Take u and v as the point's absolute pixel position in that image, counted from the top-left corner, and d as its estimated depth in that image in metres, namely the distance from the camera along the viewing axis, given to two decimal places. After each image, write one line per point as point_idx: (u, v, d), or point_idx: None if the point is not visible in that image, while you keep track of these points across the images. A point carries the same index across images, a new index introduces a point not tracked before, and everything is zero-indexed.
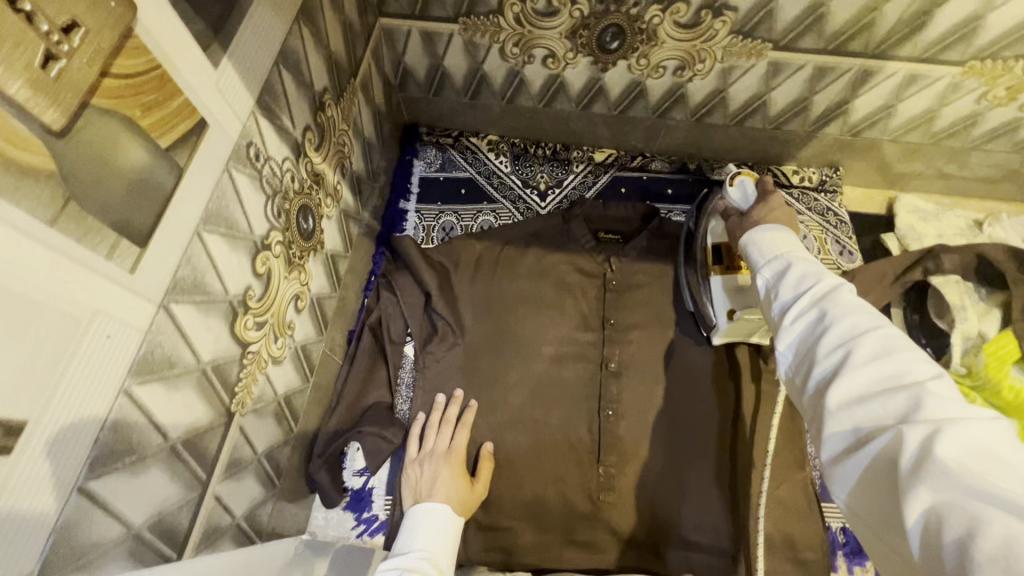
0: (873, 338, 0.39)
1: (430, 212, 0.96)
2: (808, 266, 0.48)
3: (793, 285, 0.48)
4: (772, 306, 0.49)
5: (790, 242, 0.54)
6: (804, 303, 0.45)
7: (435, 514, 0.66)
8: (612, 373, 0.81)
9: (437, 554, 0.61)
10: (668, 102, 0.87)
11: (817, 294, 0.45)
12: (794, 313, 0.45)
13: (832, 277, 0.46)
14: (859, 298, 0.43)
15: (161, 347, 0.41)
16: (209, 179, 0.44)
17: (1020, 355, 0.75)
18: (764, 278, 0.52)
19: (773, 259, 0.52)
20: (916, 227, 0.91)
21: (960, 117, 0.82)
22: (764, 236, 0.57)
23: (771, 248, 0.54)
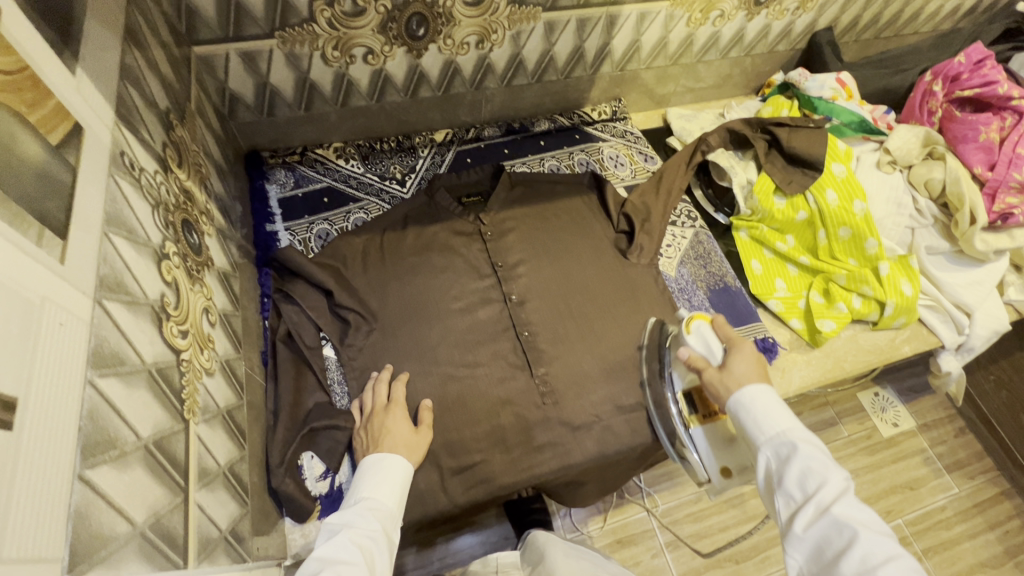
0: (888, 569, 0.49)
1: (301, 226, 0.98)
2: (809, 457, 0.59)
3: (799, 481, 0.58)
4: (781, 496, 0.60)
5: (781, 414, 0.65)
6: (814, 511, 0.56)
7: (384, 462, 0.70)
8: (516, 303, 0.94)
9: (384, 500, 0.67)
10: (480, 74, 1.02)
11: (827, 502, 0.55)
12: (807, 520, 0.56)
13: (834, 478, 0.57)
14: (863, 512, 0.55)
15: (108, 342, 0.41)
16: (99, 183, 0.44)
17: (776, 187, 1.04)
18: (766, 458, 0.63)
19: (774, 437, 0.63)
20: (686, 127, 1.20)
21: (682, 40, 1.11)
22: (749, 398, 0.66)
23: (767, 422, 0.64)
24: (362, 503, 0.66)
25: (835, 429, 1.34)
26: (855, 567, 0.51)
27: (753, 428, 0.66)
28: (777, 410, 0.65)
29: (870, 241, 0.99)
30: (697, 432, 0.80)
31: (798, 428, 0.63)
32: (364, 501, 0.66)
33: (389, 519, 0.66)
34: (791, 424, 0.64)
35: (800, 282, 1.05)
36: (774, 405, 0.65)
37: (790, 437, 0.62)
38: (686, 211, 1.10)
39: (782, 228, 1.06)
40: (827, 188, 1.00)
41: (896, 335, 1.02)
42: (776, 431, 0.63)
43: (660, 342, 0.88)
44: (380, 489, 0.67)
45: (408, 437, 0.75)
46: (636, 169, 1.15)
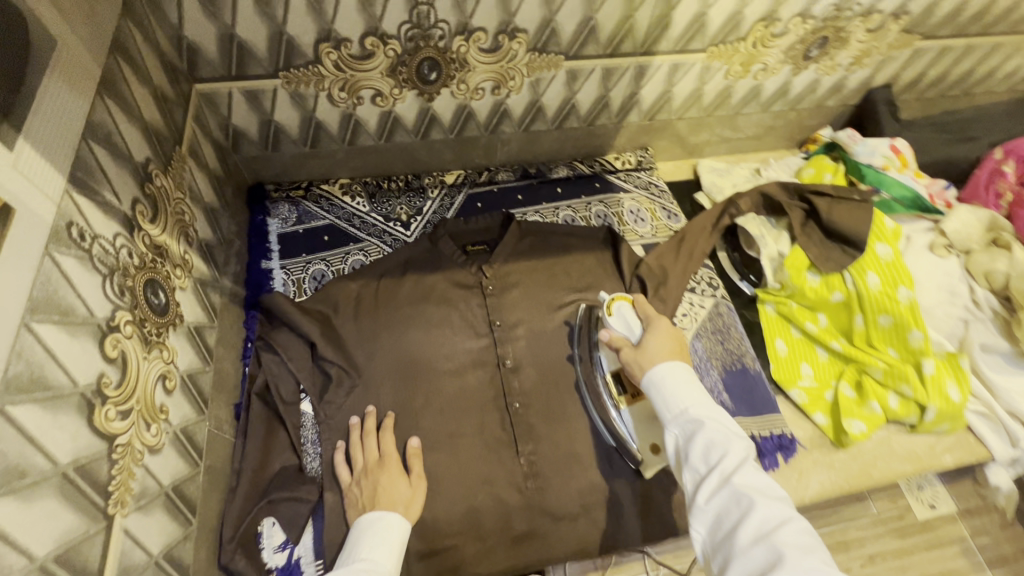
0: (784, 536, 0.48)
1: (297, 265, 0.94)
2: (715, 430, 0.57)
3: (704, 455, 0.55)
4: (686, 471, 0.56)
5: (689, 385, 0.61)
6: (716, 483, 0.53)
7: (382, 521, 0.68)
8: (510, 369, 0.87)
9: (382, 561, 0.64)
10: (495, 119, 0.97)
11: (728, 472, 0.53)
12: (709, 491, 0.53)
13: (737, 450, 0.54)
14: (760, 478, 0.53)
15: (4, 457, 0.37)
16: (29, 268, 0.41)
17: (809, 262, 0.94)
18: (673, 434, 0.60)
19: (681, 412, 0.59)
20: (717, 183, 1.11)
21: (719, 92, 1.03)
22: (662, 374, 0.63)
23: (675, 396, 0.61)
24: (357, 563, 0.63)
25: (854, 506, 1.10)
26: (754, 539, 0.49)
27: (662, 404, 0.62)
28: (685, 385, 0.62)
29: (914, 333, 0.88)
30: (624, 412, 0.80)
31: (704, 400, 0.61)
32: (361, 561, 0.63)
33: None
34: (699, 395, 0.61)
35: (829, 370, 0.94)
36: (682, 378, 0.62)
37: (695, 409, 0.59)
38: (708, 278, 1.01)
39: (813, 308, 0.96)
40: (868, 270, 0.90)
41: (937, 442, 0.90)
42: (682, 405, 0.60)
43: (584, 327, 0.89)
44: (377, 549, 0.65)
45: (404, 496, 0.73)
46: (658, 227, 1.07)
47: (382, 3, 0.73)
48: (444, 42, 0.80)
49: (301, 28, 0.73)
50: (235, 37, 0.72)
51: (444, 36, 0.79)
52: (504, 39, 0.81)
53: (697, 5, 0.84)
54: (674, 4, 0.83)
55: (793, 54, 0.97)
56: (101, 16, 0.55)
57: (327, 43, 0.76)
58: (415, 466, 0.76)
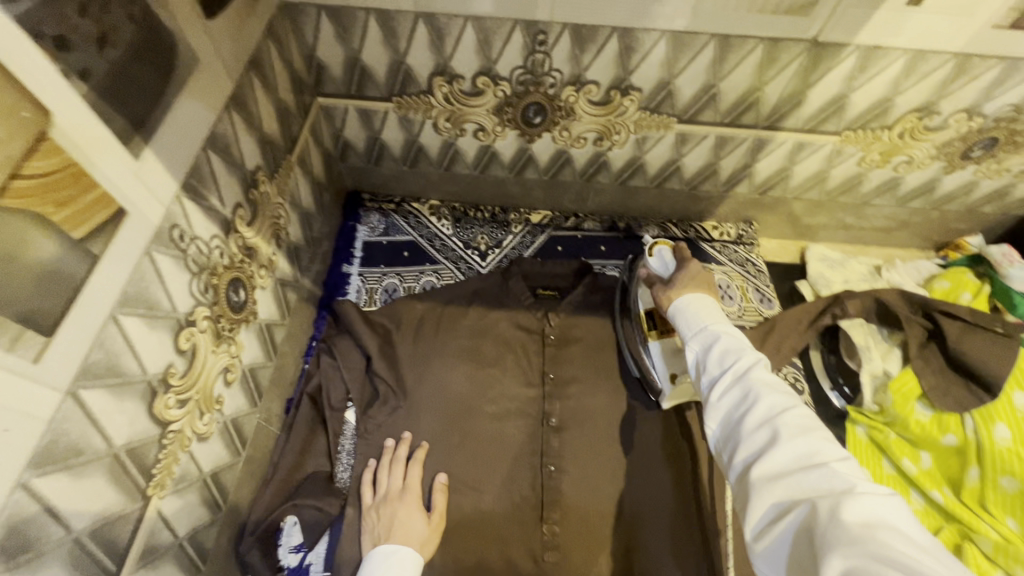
0: (789, 418, 0.47)
1: (374, 275, 0.98)
2: (733, 340, 0.55)
3: (720, 362, 0.54)
4: (701, 378, 0.55)
5: (713, 307, 0.60)
6: (729, 381, 0.52)
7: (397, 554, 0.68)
8: (553, 428, 0.83)
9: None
10: (593, 168, 0.94)
11: (742, 372, 0.51)
12: (721, 388, 0.52)
13: (752, 353, 0.53)
14: (772, 374, 0.51)
15: (67, 436, 0.40)
16: (127, 266, 0.45)
17: (923, 392, 0.82)
18: (693, 350, 0.58)
19: (702, 329, 0.58)
20: (825, 275, 1.00)
21: (847, 177, 0.92)
22: (688, 302, 0.62)
23: (697, 317, 0.60)
24: None
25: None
26: (759, 421, 0.48)
27: (686, 327, 0.61)
28: (711, 312, 0.60)
29: None
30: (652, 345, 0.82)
31: (724, 320, 0.59)
32: None
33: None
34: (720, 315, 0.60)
35: (923, 522, 0.80)
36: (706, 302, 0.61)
37: (717, 326, 0.58)
38: (792, 377, 0.91)
39: (916, 445, 0.83)
40: (997, 420, 0.76)
41: None
42: (703, 322, 0.58)
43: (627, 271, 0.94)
44: None
45: (417, 533, 0.72)
46: (746, 308, 0.98)
47: (500, 45, 0.73)
48: (554, 90, 0.79)
49: (420, 61, 0.76)
50: (359, 62, 0.77)
51: (555, 84, 0.78)
52: (616, 95, 0.79)
53: (838, 84, 0.76)
54: (811, 81, 0.75)
55: (947, 150, 0.85)
56: (245, 38, 0.61)
57: (442, 77, 0.78)
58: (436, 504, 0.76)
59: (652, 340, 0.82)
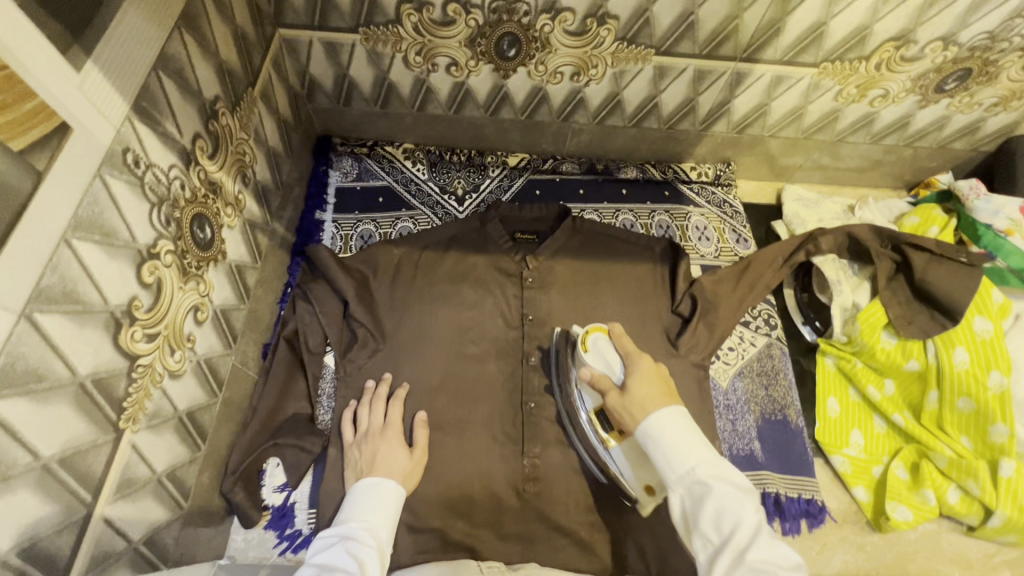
0: None
1: (348, 221, 0.96)
2: (726, 492, 0.50)
3: (713, 524, 0.49)
4: (696, 538, 0.50)
5: (692, 439, 0.54)
6: (731, 561, 0.47)
7: (383, 487, 0.67)
8: (533, 367, 0.84)
9: (378, 524, 0.64)
10: (570, 107, 0.92)
11: (743, 544, 0.47)
12: (723, 567, 0.47)
13: (750, 516, 0.49)
14: (776, 547, 0.47)
15: (25, 359, 0.39)
16: (78, 185, 0.43)
17: (889, 321, 0.84)
18: (679, 496, 0.53)
19: (687, 472, 0.52)
20: (800, 214, 1.01)
21: (824, 113, 0.92)
22: (657, 427, 0.55)
23: (674, 454, 0.53)
24: (355, 523, 0.63)
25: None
26: None
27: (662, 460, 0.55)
28: (688, 439, 0.54)
29: (998, 426, 0.76)
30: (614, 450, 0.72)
31: (709, 452, 0.54)
32: (357, 522, 0.63)
33: (383, 538, 0.62)
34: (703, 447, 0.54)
35: (884, 443, 0.84)
36: (683, 432, 0.54)
37: (701, 469, 0.52)
38: (765, 314, 0.93)
39: (881, 373, 0.86)
40: (958, 344, 0.79)
41: (996, 551, 0.79)
42: (687, 462, 0.53)
43: (559, 353, 0.82)
44: (374, 514, 0.64)
45: (402, 468, 0.72)
46: (722, 249, 0.99)
47: None
48: (528, 18, 0.76)
49: None
50: None
51: (530, 12, 0.75)
52: (592, 23, 0.76)
53: (817, 12, 0.74)
54: (790, 8, 0.74)
55: (922, 83, 0.85)
56: None
57: (410, 4, 0.74)
58: (420, 440, 0.76)
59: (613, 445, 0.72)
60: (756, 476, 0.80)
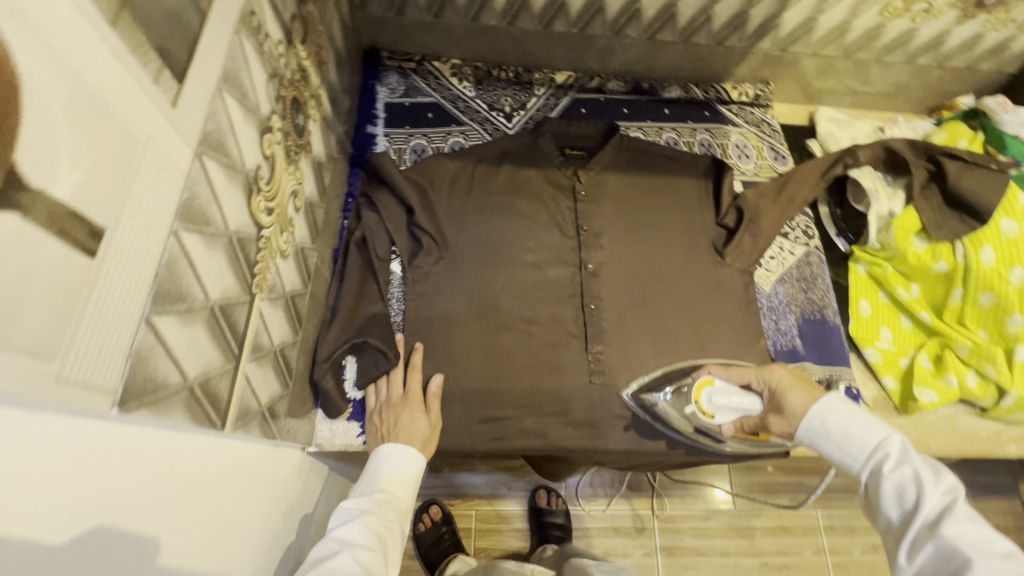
0: None
1: (400, 135, 0.96)
2: (908, 469, 0.50)
3: (899, 500, 0.50)
4: (882, 519, 0.51)
5: (862, 421, 0.55)
6: (920, 539, 0.47)
7: (399, 454, 0.70)
8: (591, 273, 0.88)
9: (400, 495, 0.67)
10: (624, 19, 0.93)
11: (928, 520, 0.47)
12: (911, 546, 0.47)
13: (939, 492, 0.48)
14: (974, 525, 0.45)
15: (199, 199, 0.40)
16: (224, 35, 0.43)
17: (920, 227, 0.90)
18: (861, 477, 0.54)
19: (861, 452, 0.54)
20: (834, 133, 1.05)
21: (866, 29, 0.96)
22: (823, 417, 0.57)
23: (849, 438, 0.55)
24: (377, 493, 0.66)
25: (808, 512, 1.28)
26: None
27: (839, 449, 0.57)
28: (863, 423, 0.55)
29: (1015, 319, 0.84)
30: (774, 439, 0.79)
31: (886, 433, 0.54)
32: (379, 491, 0.66)
33: (403, 509, 0.66)
34: (878, 428, 0.55)
35: (910, 338, 0.92)
36: (851, 415, 0.55)
37: (881, 450, 0.53)
38: (804, 226, 0.98)
39: (909, 277, 0.93)
40: (985, 243, 0.86)
41: (1005, 430, 0.89)
42: (861, 443, 0.54)
43: (645, 412, 0.81)
44: (395, 483, 0.68)
45: (423, 429, 0.74)
46: (761, 166, 1.03)
47: None
48: None
49: None
50: None
51: None
52: None
53: None
54: None
55: None
56: None
57: None
58: (431, 405, 0.77)
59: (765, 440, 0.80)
60: (799, 366, 0.87)
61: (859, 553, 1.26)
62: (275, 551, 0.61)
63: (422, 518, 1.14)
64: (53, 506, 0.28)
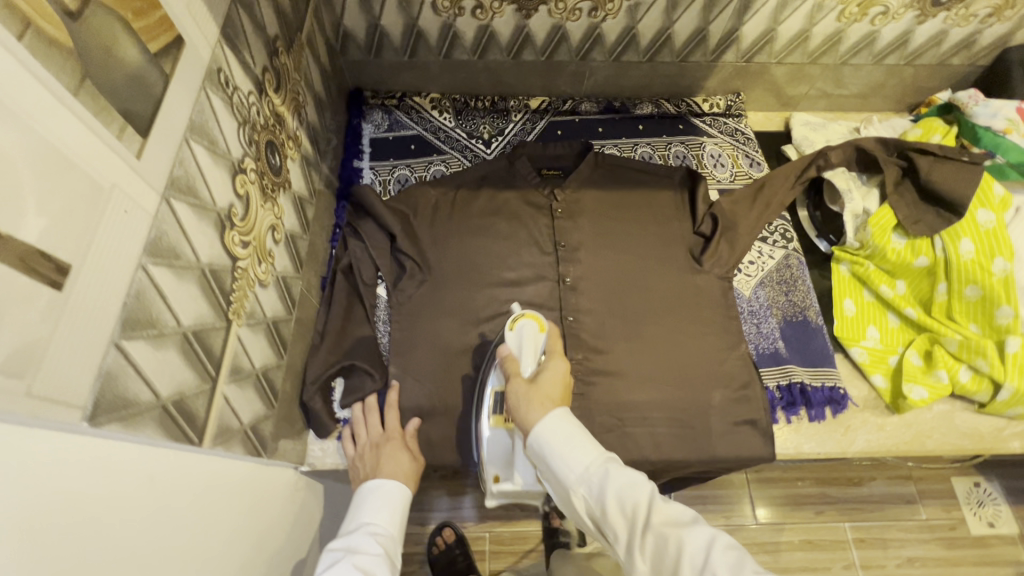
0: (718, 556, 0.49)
1: (384, 167, 1.02)
2: (619, 477, 0.55)
3: (618, 509, 0.54)
4: (608, 529, 0.55)
5: (575, 439, 0.58)
6: (642, 535, 0.52)
7: (383, 489, 0.72)
8: (569, 286, 0.91)
9: (387, 526, 0.69)
10: (588, 44, 0.98)
11: (646, 519, 0.52)
12: (638, 544, 0.53)
13: (643, 487, 0.54)
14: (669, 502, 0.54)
15: (166, 236, 0.45)
16: (189, 93, 0.49)
17: (896, 223, 0.90)
18: (582, 495, 0.56)
19: (581, 470, 0.56)
20: (809, 136, 1.07)
21: (828, 35, 0.98)
22: (553, 423, 0.59)
23: (567, 455, 0.57)
24: (364, 529, 0.67)
25: (835, 526, 1.22)
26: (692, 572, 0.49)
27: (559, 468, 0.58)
28: (574, 437, 0.59)
29: (1004, 310, 0.83)
30: (497, 431, 0.80)
31: (592, 446, 0.58)
32: (365, 527, 0.67)
33: (389, 543, 0.67)
34: (582, 441, 0.59)
35: (898, 335, 0.91)
36: (565, 432, 0.58)
37: (594, 460, 0.57)
38: (782, 229, 0.99)
39: (893, 275, 0.93)
40: (963, 236, 0.86)
41: (1007, 425, 0.86)
42: (577, 463, 0.57)
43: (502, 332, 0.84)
44: (380, 516, 0.69)
45: (404, 464, 0.76)
46: (737, 173, 1.05)
47: None
48: None
49: None
50: None
51: None
52: None
53: None
54: None
55: None
56: None
57: None
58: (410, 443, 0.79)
59: (496, 427, 0.79)
60: (781, 369, 0.88)
61: (891, 569, 1.20)
62: (271, 565, 0.65)
63: (436, 541, 1.14)
64: (40, 505, 0.33)
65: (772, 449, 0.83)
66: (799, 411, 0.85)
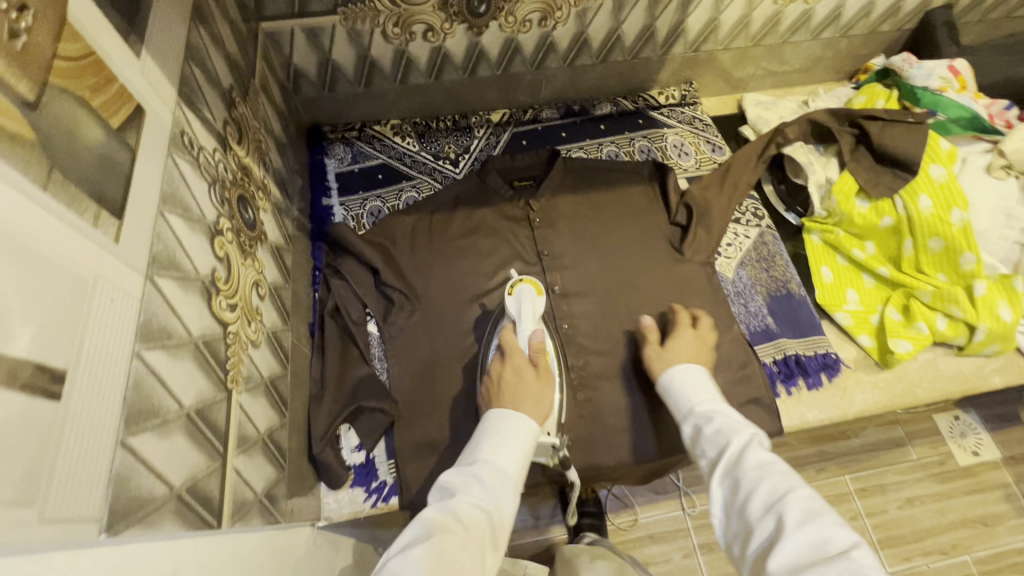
0: (795, 501, 0.50)
1: (355, 201, 1.00)
2: (724, 419, 0.64)
3: (713, 438, 0.62)
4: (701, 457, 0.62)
5: (700, 387, 0.71)
6: (727, 466, 0.58)
7: (505, 422, 0.65)
8: (559, 294, 0.91)
9: (509, 464, 0.61)
10: (541, 53, 0.99)
11: (736, 451, 0.58)
12: (720, 474, 0.58)
13: (745, 432, 0.60)
14: (769, 454, 0.57)
15: (156, 317, 0.43)
16: (157, 163, 0.46)
17: (858, 188, 0.95)
18: (689, 427, 0.67)
19: (694, 409, 0.68)
20: (763, 115, 1.10)
21: (766, 19, 1.02)
22: (682, 372, 0.73)
23: (688, 397, 0.70)
24: (482, 465, 0.60)
25: (836, 480, 1.27)
26: (763, 507, 0.52)
27: (679, 405, 0.71)
28: (702, 390, 0.71)
29: (967, 256, 0.88)
30: None
31: (711, 400, 0.69)
32: (484, 463, 0.60)
33: (508, 483, 0.60)
34: (707, 396, 0.70)
35: (875, 295, 0.95)
36: (695, 382, 0.72)
37: (708, 407, 0.67)
38: (753, 208, 1.02)
39: (861, 237, 0.97)
40: (921, 193, 0.91)
41: (985, 364, 0.91)
42: (691, 406, 0.69)
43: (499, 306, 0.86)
44: (501, 452, 0.62)
45: (535, 384, 0.70)
46: (702, 160, 1.07)
47: None
48: None
49: None
50: None
51: None
52: None
53: None
54: None
55: None
56: None
57: None
58: (540, 358, 0.73)
59: None
60: (775, 345, 0.90)
61: (893, 511, 1.25)
62: None
63: None
64: None
65: (778, 425, 0.85)
66: (799, 381, 0.87)
